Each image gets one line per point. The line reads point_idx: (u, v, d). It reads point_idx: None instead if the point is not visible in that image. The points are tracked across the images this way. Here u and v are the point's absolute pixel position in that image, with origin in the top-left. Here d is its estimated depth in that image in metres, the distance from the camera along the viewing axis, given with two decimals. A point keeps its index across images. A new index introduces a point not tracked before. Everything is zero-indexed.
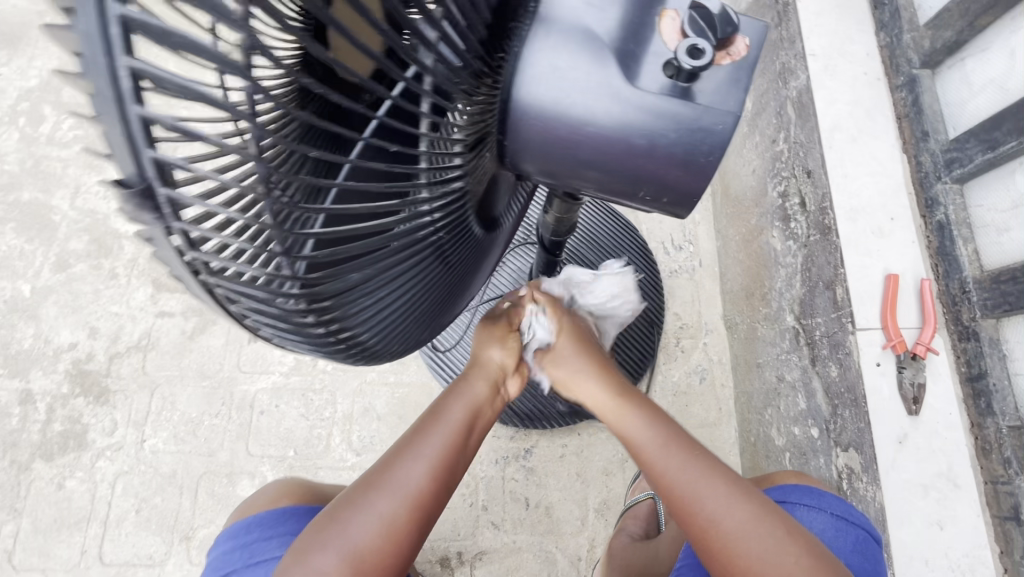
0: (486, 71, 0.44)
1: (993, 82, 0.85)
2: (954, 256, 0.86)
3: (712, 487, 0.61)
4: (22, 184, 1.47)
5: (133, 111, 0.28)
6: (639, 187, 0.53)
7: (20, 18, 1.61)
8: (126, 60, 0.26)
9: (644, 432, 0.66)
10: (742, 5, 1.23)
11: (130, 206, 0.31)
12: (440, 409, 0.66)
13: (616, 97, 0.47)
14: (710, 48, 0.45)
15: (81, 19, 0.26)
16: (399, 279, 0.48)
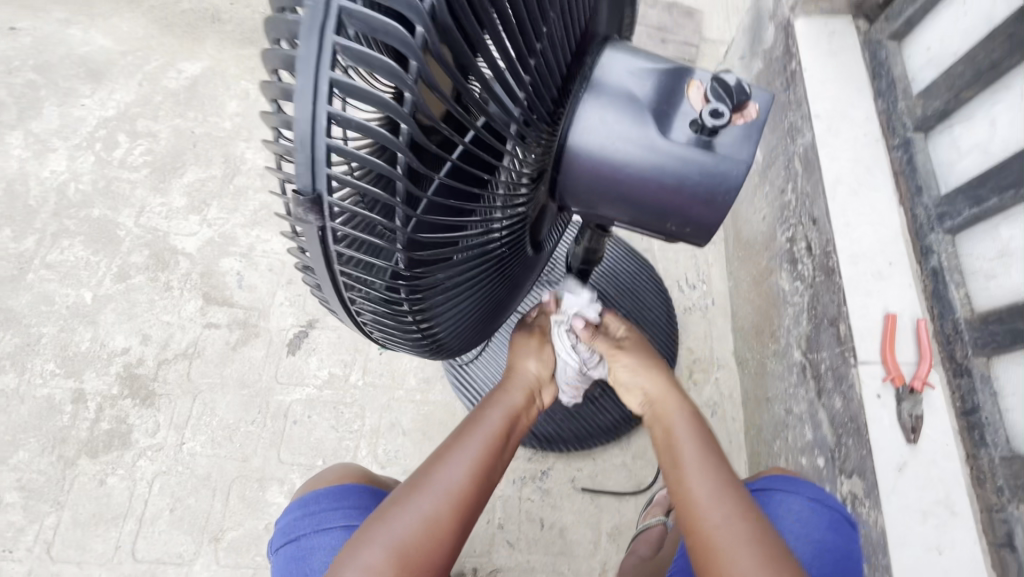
0: (549, 123, 0.58)
1: (977, 147, 0.95)
2: (948, 299, 0.95)
3: (726, 501, 0.69)
4: (93, 201, 1.62)
5: (321, 141, 0.42)
6: (667, 219, 0.65)
7: (104, 56, 1.80)
8: (328, 107, 0.41)
9: (685, 431, 0.78)
10: (754, 69, 1.37)
11: (300, 207, 0.45)
12: (482, 415, 0.77)
13: (652, 145, 0.59)
14: (728, 111, 0.57)
15: (302, 81, 0.40)
16: (463, 275, 0.62)
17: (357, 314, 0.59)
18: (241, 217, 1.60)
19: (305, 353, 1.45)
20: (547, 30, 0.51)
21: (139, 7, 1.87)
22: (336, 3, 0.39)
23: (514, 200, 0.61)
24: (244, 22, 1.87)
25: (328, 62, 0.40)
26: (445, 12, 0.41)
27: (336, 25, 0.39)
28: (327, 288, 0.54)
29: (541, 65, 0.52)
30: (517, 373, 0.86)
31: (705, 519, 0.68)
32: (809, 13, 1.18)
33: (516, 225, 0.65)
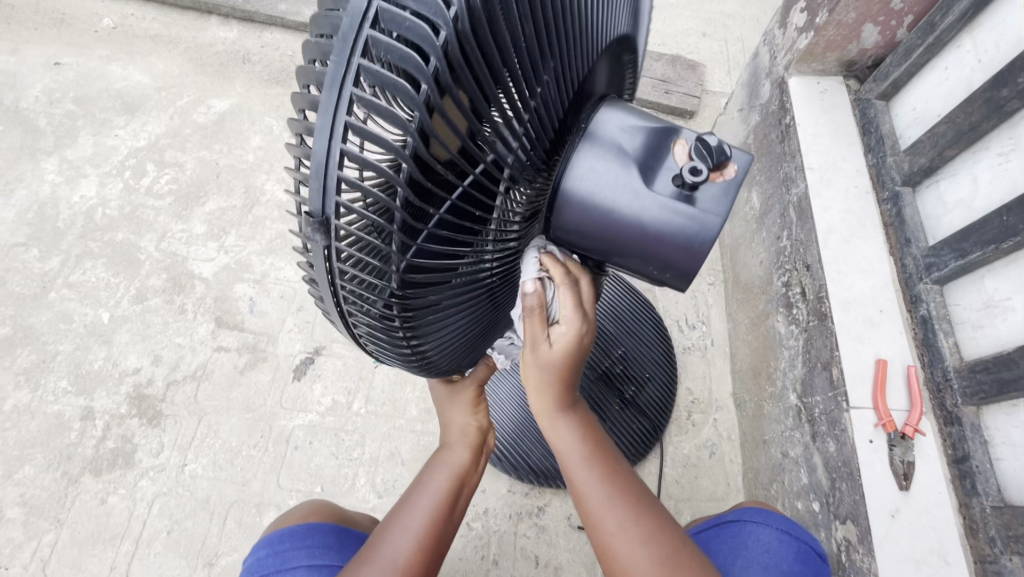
0: (544, 168, 0.63)
1: (961, 203, 1.00)
2: (936, 347, 0.97)
3: (617, 509, 0.73)
4: (118, 226, 1.69)
5: (332, 173, 0.47)
6: (649, 263, 0.70)
7: (140, 91, 1.92)
8: (339, 146, 0.46)
9: (572, 444, 0.77)
10: (751, 121, 1.44)
11: (309, 227, 0.50)
12: (425, 482, 0.86)
13: (635, 196, 0.65)
14: (706, 170, 0.62)
15: (320, 120, 0.46)
16: (455, 299, 0.66)
17: (354, 327, 0.64)
18: (257, 245, 1.67)
19: (310, 379, 1.48)
20: (544, 89, 0.55)
21: (176, 47, 2.00)
22: (355, 61, 0.44)
23: (505, 234, 0.65)
24: (273, 63, 1.99)
25: (344, 109, 0.45)
26: (447, 73, 0.45)
27: (353, 79, 0.45)
28: (328, 300, 0.58)
29: (537, 118, 0.57)
30: (454, 430, 0.92)
31: (603, 532, 0.73)
32: (801, 72, 1.25)
33: (506, 256, 0.69)
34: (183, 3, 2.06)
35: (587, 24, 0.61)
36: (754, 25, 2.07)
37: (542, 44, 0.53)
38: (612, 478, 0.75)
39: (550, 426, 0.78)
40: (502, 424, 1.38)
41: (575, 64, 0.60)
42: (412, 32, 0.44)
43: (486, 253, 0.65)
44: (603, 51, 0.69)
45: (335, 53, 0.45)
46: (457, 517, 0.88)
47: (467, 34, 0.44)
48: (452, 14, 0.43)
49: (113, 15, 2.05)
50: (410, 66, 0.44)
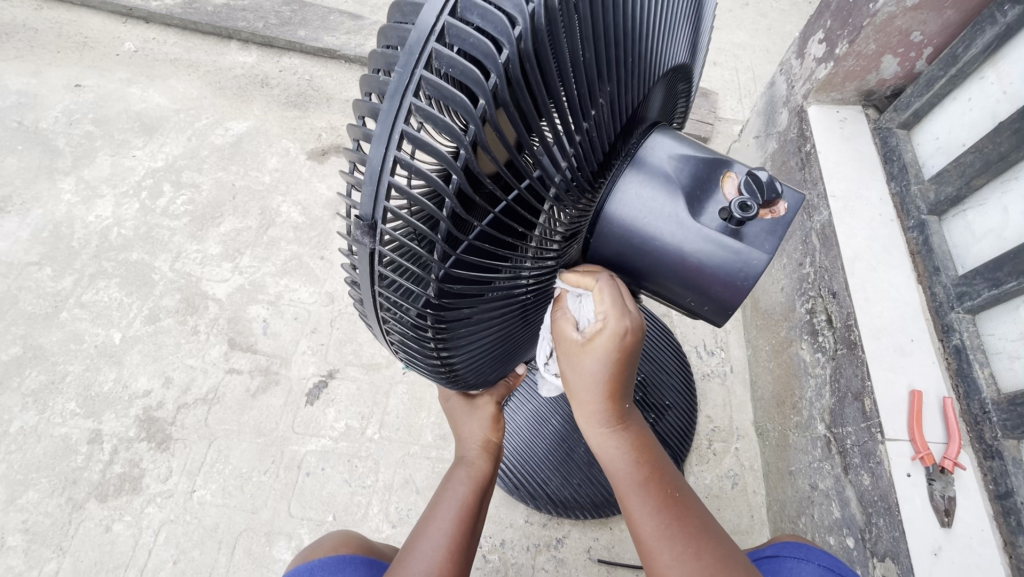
0: (589, 191, 0.62)
1: (991, 232, 1.00)
2: (972, 377, 0.96)
3: (673, 539, 0.70)
4: (133, 246, 1.68)
5: (385, 178, 0.48)
6: (688, 293, 0.69)
7: (159, 113, 1.93)
8: (394, 153, 0.47)
9: (622, 462, 0.73)
10: (767, 147, 1.44)
11: (358, 229, 0.51)
12: (447, 490, 0.85)
13: (680, 224, 0.65)
14: (756, 206, 0.61)
15: (378, 128, 0.46)
16: (491, 312, 0.66)
17: (387, 331, 0.65)
18: (272, 266, 1.66)
19: (323, 404, 1.45)
20: (597, 111, 0.55)
21: (196, 71, 2.03)
22: (418, 73, 0.45)
23: (545, 254, 0.64)
24: (290, 87, 2.02)
25: (402, 117, 0.46)
26: (504, 91, 0.44)
27: (414, 89, 0.45)
28: (367, 302, 0.59)
29: (589, 139, 0.56)
30: (463, 439, 0.90)
31: (657, 559, 0.70)
32: (820, 101, 1.27)
33: (545, 275, 0.68)
34: (204, 28, 2.10)
35: (644, 51, 0.61)
36: (764, 55, 2.11)
37: (601, 67, 0.53)
38: (667, 502, 0.72)
39: (596, 438, 0.73)
40: (519, 454, 1.35)
41: (629, 91, 0.60)
42: (474, 48, 0.44)
43: (524, 270, 0.64)
44: (658, 79, 0.70)
45: (400, 65, 0.45)
46: (479, 529, 0.86)
47: (528, 54, 0.44)
48: (516, 33, 0.43)
49: (135, 40, 2.09)
50: (468, 81, 0.44)
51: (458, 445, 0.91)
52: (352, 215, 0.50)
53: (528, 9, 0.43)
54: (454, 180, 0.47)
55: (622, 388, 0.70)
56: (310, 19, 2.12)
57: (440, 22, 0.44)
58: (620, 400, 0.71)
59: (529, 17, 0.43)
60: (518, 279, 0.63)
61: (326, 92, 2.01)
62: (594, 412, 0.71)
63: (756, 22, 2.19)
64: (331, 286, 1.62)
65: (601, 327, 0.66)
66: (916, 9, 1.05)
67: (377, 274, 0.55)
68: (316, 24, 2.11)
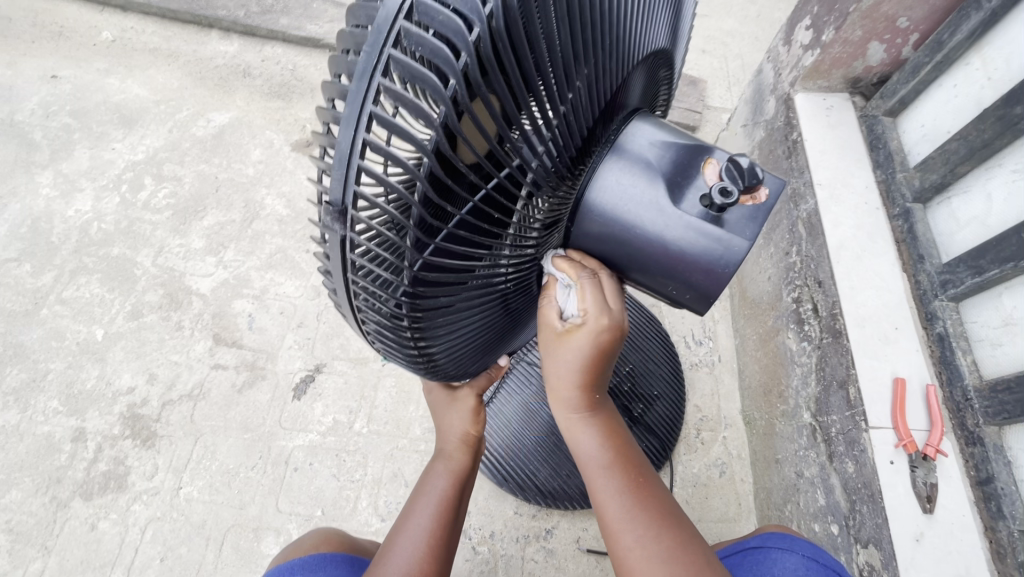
0: (568, 178, 0.60)
1: (975, 219, 1.00)
2: (955, 364, 0.96)
3: (639, 525, 0.69)
4: (114, 240, 1.65)
5: (354, 163, 0.46)
6: (670, 282, 0.68)
7: (138, 104, 1.89)
8: (362, 135, 0.45)
9: (593, 449, 0.73)
10: (755, 136, 1.43)
11: (329, 214, 0.49)
12: (427, 483, 0.85)
13: (660, 211, 0.64)
14: (737, 192, 0.60)
15: (347, 110, 0.45)
16: (470, 302, 0.65)
17: (363, 322, 0.63)
18: (257, 260, 1.64)
19: (310, 398, 1.44)
20: (574, 94, 0.54)
21: (176, 60, 1.99)
22: (386, 52, 0.43)
23: (524, 242, 0.63)
24: (273, 77, 1.98)
25: (371, 99, 0.44)
26: (476, 72, 0.43)
27: (382, 69, 0.44)
28: (340, 292, 0.58)
29: (567, 124, 0.54)
30: (443, 431, 0.90)
31: (622, 545, 0.69)
32: (807, 88, 1.26)
33: (523, 264, 0.67)
34: (183, 16, 2.05)
35: (624, 35, 0.60)
36: (753, 42, 2.10)
37: (577, 48, 0.52)
38: (636, 490, 0.72)
39: (571, 423, 0.74)
40: (507, 445, 1.35)
41: (608, 75, 0.59)
42: (444, 26, 0.42)
43: (503, 259, 0.63)
44: (639, 64, 0.69)
45: (368, 44, 0.43)
46: (461, 521, 0.87)
47: (500, 31, 0.43)
48: (486, 11, 0.42)
49: (112, 29, 2.04)
50: (438, 60, 0.43)
51: (439, 438, 0.90)
52: (322, 200, 0.49)
53: None
54: (425, 165, 0.46)
55: (597, 377, 0.70)
56: (292, 7, 2.07)
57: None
58: (594, 389, 0.72)
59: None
60: (497, 268, 0.63)
61: (310, 82, 1.98)
62: (568, 399, 0.72)
63: (745, 9, 2.17)
64: (317, 280, 1.60)
65: (580, 323, 0.67)
66: None
67: (351, 262, 0.54)
68: (299, 12, 2.07)
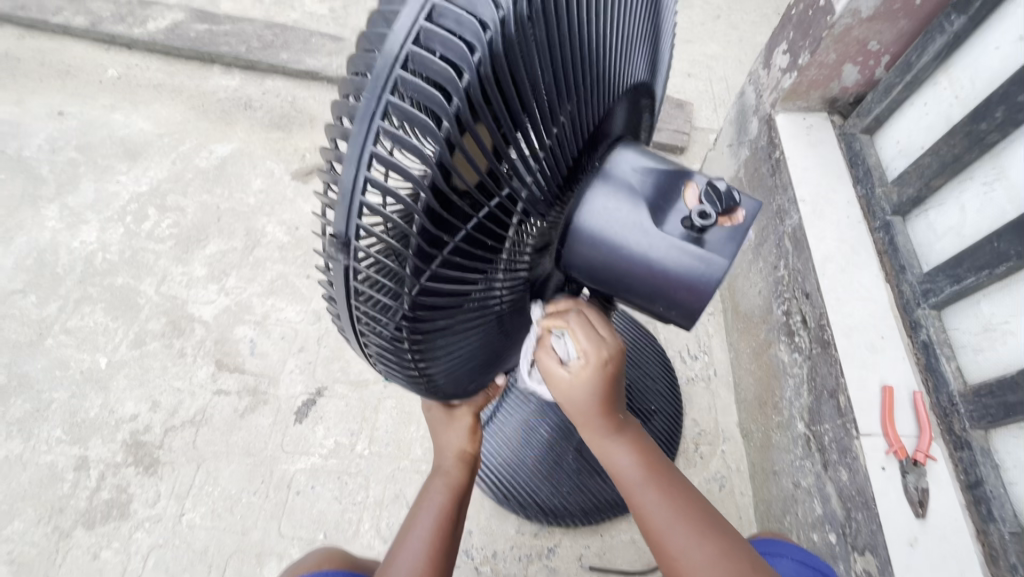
0: (558, 202, 0.65)
1: (951, 230, 1.04)
2: (940, 371, 0.99)
3: (681, 527, 0.74)
4: (118, 270, 1.69)
5: (357, 199, 0.49)
6: (655, 299, 0.71)
7: (143, 138, 1.95)
8: (364, 174, 0.49)
9: (627, 463, 0.78)
10: (740, 154, 1.49)
11: (334, 247, 0.53)
12: (426, 495, 0.88)
13: (643, 232, 0.67)
14: (712, 215, 0.66)
15: (348, 152, 0.48)
16: (466, 323, 0.68)
17: (364, 344, 0.66)
18: (258, 286, 1.67)
19: (312, 421, 1.46)
20: (558, 129, 0.58)
21: (179, 95, 2.06)
22: (384, 99, 0.46)
23: (515, 263, 0.67)
24: (273, 109, 2.04)
25: (372, 141, 0.48)
26: (468, 114, 0.47)
27: (381, 114, 0.47)
28: (344, 316, 0.61)
29: (551, 154, 0.58)
30: (441, 447, 0.92)
31: (669, 549, 0.74)
32: (787, 109, 1.31)
33: (516, 284, 0.71)
34: (186, 53, 2.12)
35: (604, 69, 0.64)
36: (736, 66, 2.18)
37: (560, 87, 0.56)
38: (672, 495, 0.77)
39: (602, 445, 0.79)
40: (507, 465, 1.36)
41: (589, 109, 0.63)
42: (438, 75, 0.46)
43: (496, 280, 0.66)
44: (619, 96, 0.73)
45: (367, 91, 0.47)
46: (459, 534, 0.88)
47: (489, 77, 0.46)
48: (475, 60, 0.45)
49: (118, 66, 2.11)
50: (432, 105, 0.46)
51: (437, 453, 0.93)
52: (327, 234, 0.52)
53: (486, 38, 0.45)
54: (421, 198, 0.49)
55: (615, 400, 0.75)
56: (292, 42, 2.15)
57: (405, 50, 0.45)
58: (616, 411, 0.77)
59: (488, 46, 0.45)
60: (491, 290, 0.66)
61: (308, 113, 2.04)
62: (595, 423, 0.77)
63: (728, 34, 2.25)
64: (318, 304, 1.63)
65: (585, 361, 0.71)
66: (871, 20, 1.10)
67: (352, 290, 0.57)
68: (298, 47, 2.14)
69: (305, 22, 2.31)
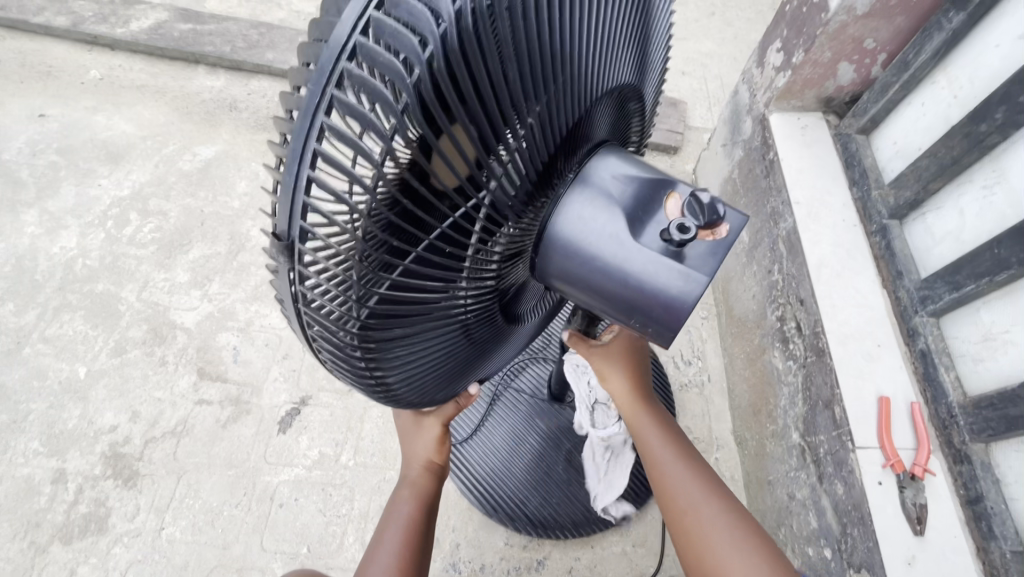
0: (532, 206, 0.61)
1: (949, 235, 1.00)
2: (938, 381, 0.96)
3: (697, 489, 0.87)
4: (98, 276, 1.65)
5: (300, 198, 0.48)
6: (630, 315, 0.66)
7: (125, 140, 1.91)
8: (308, 172, 0.47)
9: (654, 436, 0.92)
10: (734, 155, 1.45)
11: (276, 248, 0.51)
12: (392, 512, 0.86)
13: (619, 242, 0.63)
14: (693, 228, 0.59)
15: (292, 148, 0.47)
16: (428, 334, 0.64)
17: (318, 351, 0.63)
18: (242, 292, 1.63)
19: (296, 431, 1.42)
20: (528, 131, 0.53)
21: (163, 97, 2.01)
22: (330, 92, 0.45)
23: (483, 273, 0.63)
24: (259, 110, 2.00)
25: (315, 137, 0.46)
26: (417, 111, 0.44)
27: (325, 109, 0.46)
28: (294, 321, 0.59)
29: (520, 158, 0.54)
30: (407, 458, 0.90)
31: (686, 506, 0.86)
32: (781, 108, 1.27)
33: (484, 296, 0.67)
34: (170, 53, 2.08)
35: (586, 69, 0.61)
36: (731, 63, 2.14)
37: (529, 85, 0.52)
38: (691, 464, 0.90)
39: (635, 420, 0.95)
40: (495, 475, 1.32)
41: (564, 110, 0.59)
42: (386, 68, 0.43)
43: (460, 291, 0.62)
44: (603, 97, 0.69)
45: (312, 83, 0.46)
46: (428, 545, 0.87)
47: (441, 73, 0.43)
48: (426, 54, 0.42)
49: (101, 67, 2.06)
50: (378, 100, 0.44)
51: (404, 463, 0.91)
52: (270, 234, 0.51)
53: (438, 32, 0.42)
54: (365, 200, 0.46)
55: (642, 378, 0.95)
56: (278, 42, 2.11)
57: (351, 41, 0.44)
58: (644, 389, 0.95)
59: (440, 39, 0.43)
60: (454, 300, 0.62)
61: None
62: (629, 398, 0.95)
63: (723, 32, 2.21)
64: None
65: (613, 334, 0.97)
66: (867, 17, 1.07)
67: (300, 295, 0.55)
68: (285, 46, 2.10)
69: (292, 21, 2.27)
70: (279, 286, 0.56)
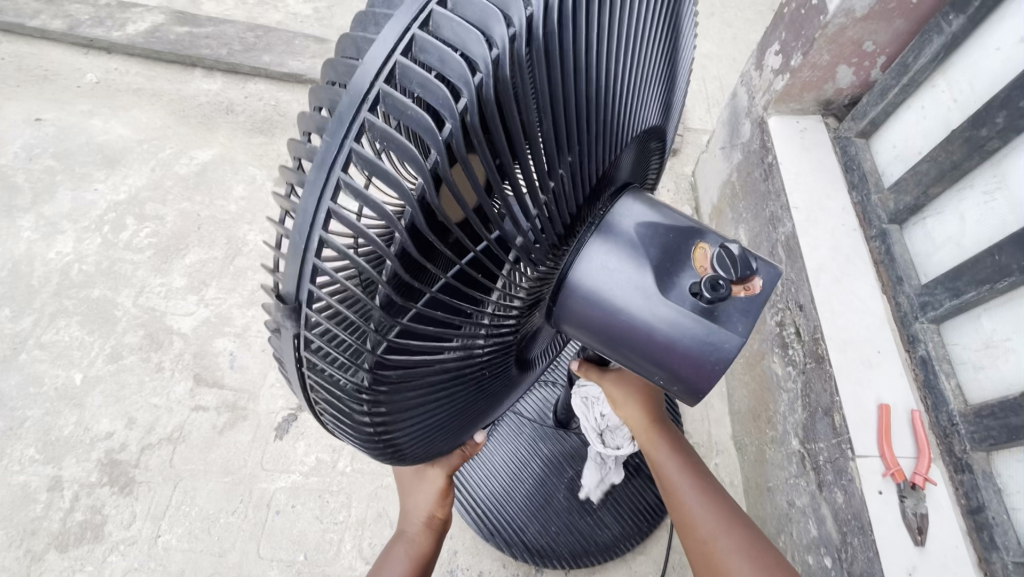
0: (557, 251, 0.60)
1: (950, 240, 0.99)
2: (939, 389, 0.95)
3: (719, 517, 0.86)
4: (94, 282, 1.64)
5: (310, 259, 0.46)
6: (656, 370, 0.65)
7: (121, 144, 1.90)
8: (320, 233, 0.45)
9: (673, 463, 0.91)
10: (733, 157, 1.44)
11: (281, 310, 0.49)
12: (387, 563, 0.87)
13: (646, 296, 0.62)
14: (726, 285, 0.59)
15: (304, 206, 0.44)
16: (439, 391, 0.62)
17: (318, 409, 0.61)
18: (238, 297, 1.62)
19: (293, 438, 1.41)
20: (555, 182, 0.53)
21: (160, 100, 2.01)
22: (348, 145, 0.43)
23: (501, 321, 0.62)
24: (256, 113, 2.00)
25: (330, 195, 0.44)
26: (447, 167, 0.43)
27: (343, 164, 0.44)
28: (295, 382, 0.56)
29: (546, 209, 0.54)
30: (407, 511, 0.89)
31: (707, 536, 0.85)
32: (780, 111, 1.26)
33: (499, 347, 0.65)
34: (167, 56, 2.07)
35: (613, 116, 0.60)
36: (730, 64, 2.13)
37: (558, 137, 0.51)
38: (711, 493, 0.89)
39: (653, 448, 0.93)
40: (496, 499, 1.31)
41: (591, 159, 0.58)
42: (412, 122, 0.42)
43: (476, 344, 0.61)
44: (628, 141, 0.68)
45: (329, 134, 0.43)
46: None
47: (473, 128, 0.42)
48: (458, 108, 0.41)
49: (97, 70, 2.06)
50: (404, 157, 0.42)
51: (404, 515, 0.90)
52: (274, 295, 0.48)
53: (471, 84, 0.41)
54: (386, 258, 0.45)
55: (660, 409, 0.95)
56: (275, 44, 2.10)
57: (373, 91, 0.42)
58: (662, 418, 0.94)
59: (475, 92, 0.41)
60: (470, 351, 0.60)
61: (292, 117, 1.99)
62: (647, 427, 0.93)
63: (722, 32, 2.20)
64: None
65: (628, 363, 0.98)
66: (866, 19, 1.06)
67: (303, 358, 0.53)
68: (281, 49, 2.09)
69: (289, 23, 2.26)
70: (280, 348, 0.54)
